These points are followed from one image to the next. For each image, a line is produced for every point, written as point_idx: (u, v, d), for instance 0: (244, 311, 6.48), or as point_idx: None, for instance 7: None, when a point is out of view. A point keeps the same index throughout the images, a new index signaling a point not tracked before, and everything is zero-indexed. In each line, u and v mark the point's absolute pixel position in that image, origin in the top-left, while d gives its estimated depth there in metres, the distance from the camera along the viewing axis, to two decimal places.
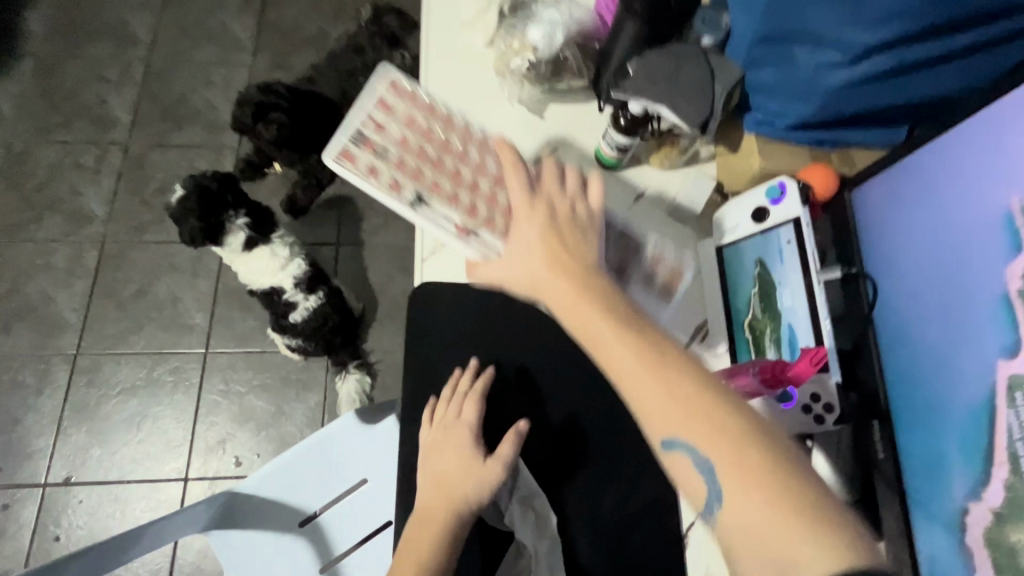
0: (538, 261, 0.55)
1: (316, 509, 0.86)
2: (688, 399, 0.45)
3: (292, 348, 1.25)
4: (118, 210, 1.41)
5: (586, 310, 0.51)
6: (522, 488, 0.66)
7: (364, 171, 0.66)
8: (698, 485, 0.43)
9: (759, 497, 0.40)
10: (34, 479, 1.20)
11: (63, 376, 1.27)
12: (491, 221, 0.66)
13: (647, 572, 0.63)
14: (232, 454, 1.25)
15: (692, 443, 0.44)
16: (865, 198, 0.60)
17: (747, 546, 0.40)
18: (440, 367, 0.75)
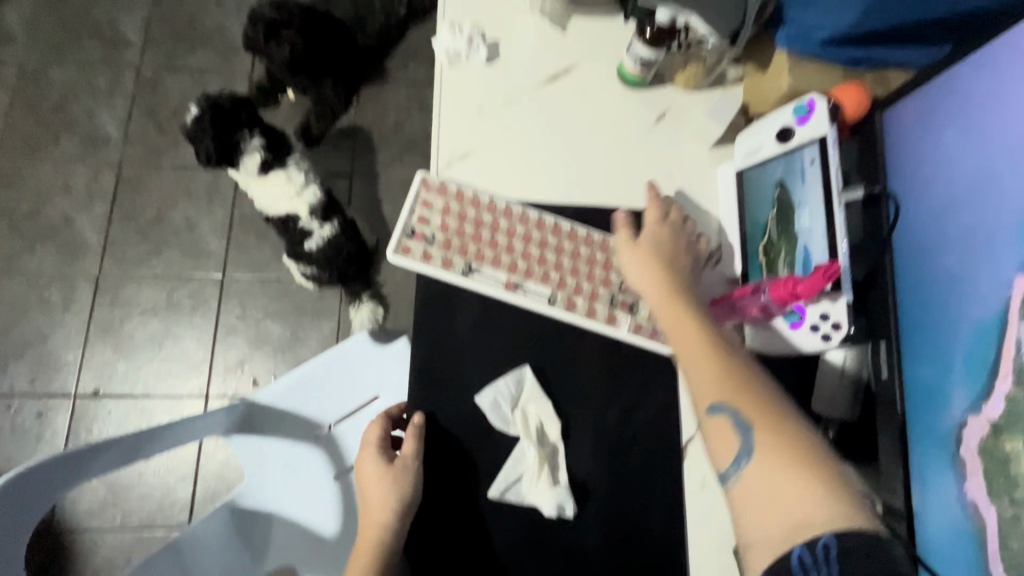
0: (643, 270, 0.64)
1: (331, 421, 0.89)
2: (744, 385, 0.54)
3: (307, 276, 1.26)
4: (134, 134, 1.40)
5: (680, 315, 0.60)
6: (528, 395, 0.65)
7: (417, 258, 0.65)
8: (732, 444, 0.51)
9: (785, 464, 0.48)
10: (65, 389, 1.27)
11: (87, 296, 1.31)
12: (535, 271, 0.67)
13: (647, 482, 0.64)
14: (250, 375, 1.30)
15: (737, 413, 0.52)
16: (892, 122, 0.59)
17: (763, 504, 0.47)
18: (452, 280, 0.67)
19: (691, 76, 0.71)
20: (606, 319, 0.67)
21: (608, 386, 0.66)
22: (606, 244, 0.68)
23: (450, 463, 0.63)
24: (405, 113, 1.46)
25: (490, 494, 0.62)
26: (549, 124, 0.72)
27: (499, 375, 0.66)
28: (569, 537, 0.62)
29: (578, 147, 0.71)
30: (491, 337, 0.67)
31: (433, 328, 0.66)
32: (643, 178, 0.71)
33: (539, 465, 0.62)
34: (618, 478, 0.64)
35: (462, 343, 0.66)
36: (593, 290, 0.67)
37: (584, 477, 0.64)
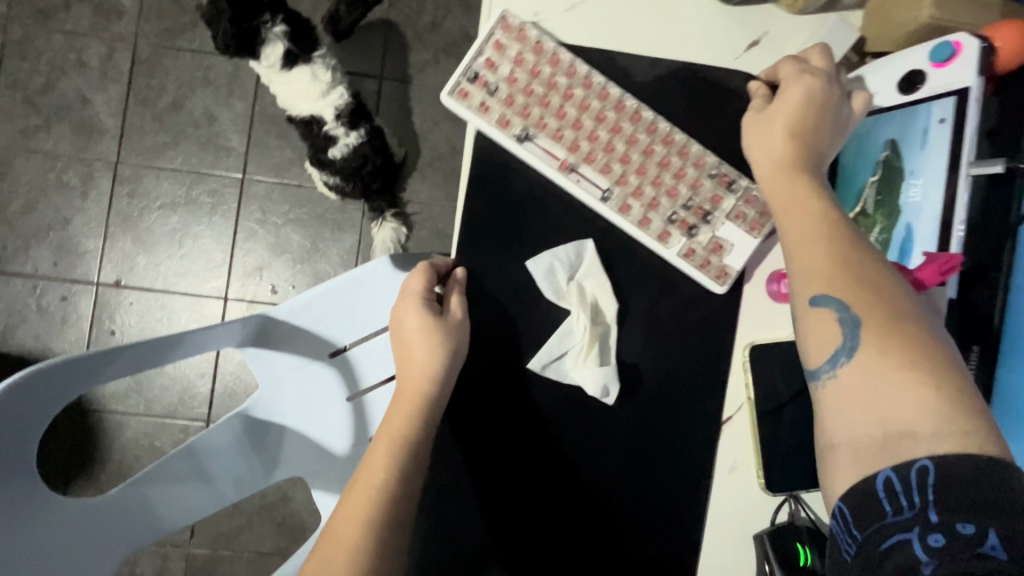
0: (768, 143, 0.55)
1: (346, 343, 0.86)
2: (865, 278, 0.47)
3: (329, 186, 1.18)
4: (149, 8, 1.28)
5: (800, 197, 0.52)
6: (587, 269, 0.59)
7: (473, 108, 0.58)
8: (834, 341, 0.46)
9: (893, 368, 0.43)
10: (87, 277, 1.27)
11: (106, 184, 1.27)
12: (597, 158, 0.59)
13: (672, 450, 0.60)
14: (269, 282, 1.28)
15: (846, 309, 0.46)
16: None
17: (858, 406, 0.44)
18: (488, 223, 0.60)
19: None
20: (658, 235, 0.59)
21: (648, 354, 0.60)
22: (686, 149, 0.59)
23: (487, 364, 0.60)
24: (444, 10, 1.30)
25: (531, 365, 0.59)
26: (619, 44, 0.61)
27: (557, 243, 0.60)
28: (597, 419, 0.60)
29: (652, 75, 0.61)
30: (522, 283, 0.60)
31: (485, 205, 0.60)
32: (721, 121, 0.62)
33: (589, 344, 0.59)
34: (645, 442, 0.60)
35: (495, 279, 0.60)
36: (654, 198, 0.59)
37: (634, 362, 0.60)
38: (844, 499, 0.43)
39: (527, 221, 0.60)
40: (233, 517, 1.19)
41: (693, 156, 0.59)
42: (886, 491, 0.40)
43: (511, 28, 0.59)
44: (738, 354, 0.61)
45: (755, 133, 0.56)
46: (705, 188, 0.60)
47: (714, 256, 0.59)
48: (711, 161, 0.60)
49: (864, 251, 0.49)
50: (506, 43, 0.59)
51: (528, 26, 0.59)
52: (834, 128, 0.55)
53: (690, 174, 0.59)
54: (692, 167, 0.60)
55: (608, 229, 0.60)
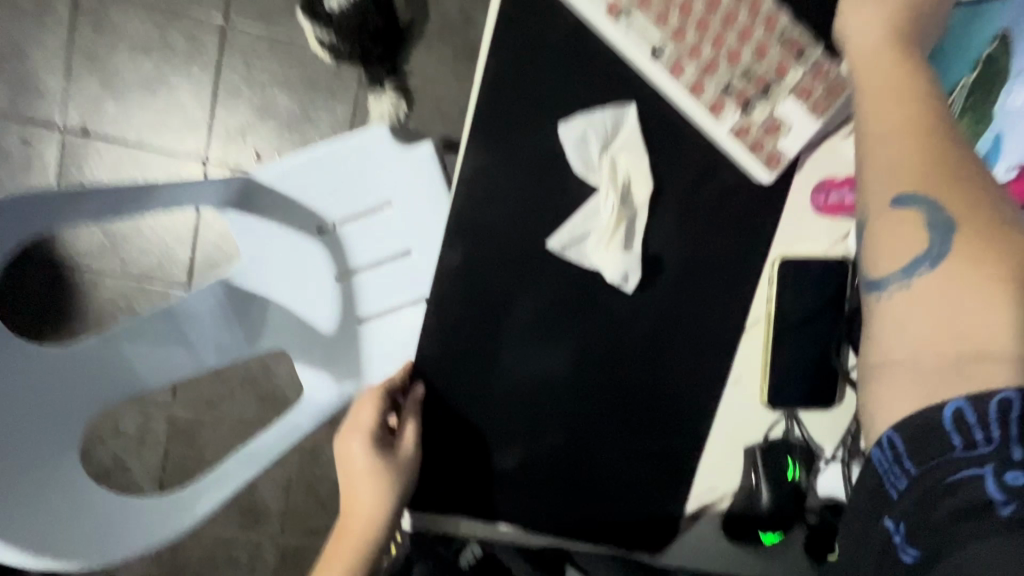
0: (871, 23, 0.47)
1: (337, 219, 0.82)
2: (961, 175, 0.40)
3: (321, 45, 1.06)
4: None
5: (897, 81, 0.44)
6: (623, 141, 0.53)
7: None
8: (913, 246, 0.40)
9: (985, 280, 0.37)
10: (49, 120, 1.14)
11: (66, 11, 1.11)
12: (654, 3, 0.50)
13: (682, 347, 0.58)
14: (253, 147, 1.17)
15: (937, 210, 0.40)
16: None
17: (932, 325, 0.38)
18: (515, 79, 0.51)
19: None
20: (710, 105, 0.52)
21: (674, 242, 0.56)
22: (756, 5, 0.51)
23: (504, 237, 0.54)
24: None
25: (549, 245, 0.54)
26: None
27: (593, 106, 0.53)
28: (618, 309, 0.57)
29: None
30: (546, 151, 0.53)
31: (518, 53, 0.51)
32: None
33: (615, 224, 0.53)
34: (654, 345, 0.58)
35: (516, 148, 0.53)
36: (713, 60, 0.51)
37: (659, 251, 0.56)
38: (897, 428, 0.38)
39: (560, 79, 0.52)
40: (215, 385, 1.20)
41: (763, 14, 0.51)
42: (952, 425, 0.36)
43: None
44: (767, 269, 0.57)
45: (852, 11, 0.48)
46: (771, 55, 0.51)
47: (768, 138, 0.53)
48: (784, 22, 0.51)
49: (963, 146, 0.41)
50: None
51: None
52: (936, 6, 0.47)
53: (757, 36, 0.51)
54: (761, 27, 0.51)
55: (651, 95, 0.53)
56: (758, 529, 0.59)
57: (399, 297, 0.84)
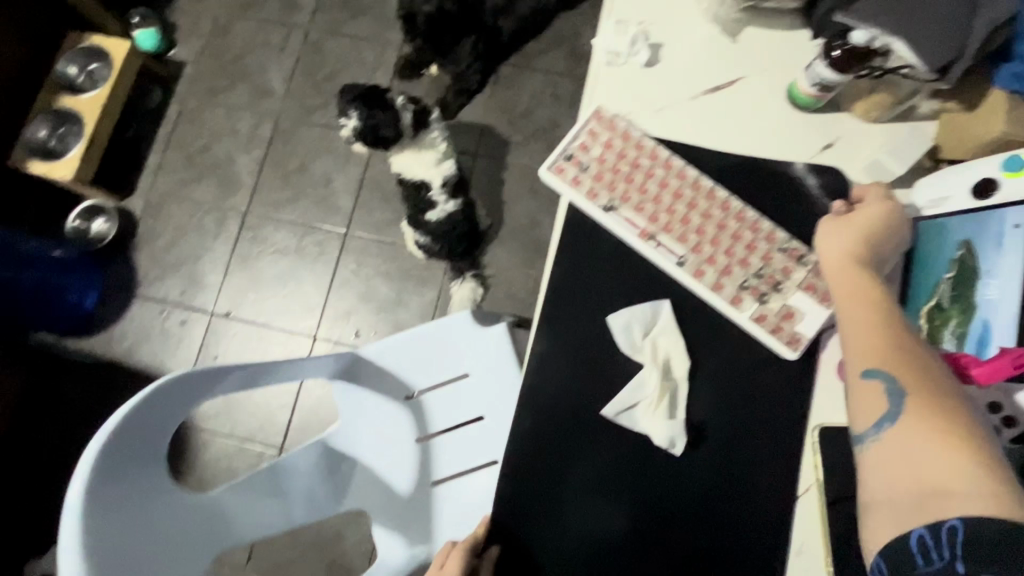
0: (837, 237, 0.56)
1: (421, 388, 0.94)
2: (909, 357, 0.50)
3: (419, 246, 1.35)
4: (294, 89, 1.54)
5: (860, 284, 0.54)
6: (663, 328, 0.57)
7: (565, 181, 0.59)
8: (878, 410, 0.49)
9: (932, 434, 0.45)
10: (204, 306, 1.44)
11: (234, 228, 1.48)
12: (675, 227, 0.58)
13: (736, 532, 0.54)
14: (354, 325, 1.40)
15: (893, 381, 0.49)
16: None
17: (900, 475, 0.46)
18: (570, 282, 0.59)
19: (875, 105, 0.59)
20: (730, 299, 0.57)
21: (718, 419, 0.56)
22: (758, 223, 0.58)
23: (552, 424, 0.56)
24: (537, 101, 1.47)
25: (604, 415, 0.56)
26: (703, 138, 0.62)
27: (632, 301, 0.58)
28: (659, 485, 0.55)
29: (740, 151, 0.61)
30: (585, 340, 0.58)
31: (573, 256, 0.59)
32: (801, 207, 0.60)
33: (660, 397, 0.55)
34: (701, 517, 0.54)
35: (565, 334, 0.58)
36: (728, 265, 0.58)
37: (702, 424, 0.56)
38: (882, 556, 0.45)
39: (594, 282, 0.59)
40: (287, 548, 1.24)
41: (765, 229, 0.58)
42: (917, 545, 0.42)
43: (601, 120, 0.61)
44: (808, 445, 0.55)
45: (827, 226, 0.57)
46: (777, 260, 0.58)
47: (786, 323, 0.57)
48: (782, 237, 0.58)
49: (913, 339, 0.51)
50: (602, 130, 0.61)
51: (618, 116, 0.62)
52: (903, 226, 0.55)
53: (762, 247, 0.58)
54: (763, 241, 0.58)
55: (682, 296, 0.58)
56: None
57: (469, 459, 0.92)
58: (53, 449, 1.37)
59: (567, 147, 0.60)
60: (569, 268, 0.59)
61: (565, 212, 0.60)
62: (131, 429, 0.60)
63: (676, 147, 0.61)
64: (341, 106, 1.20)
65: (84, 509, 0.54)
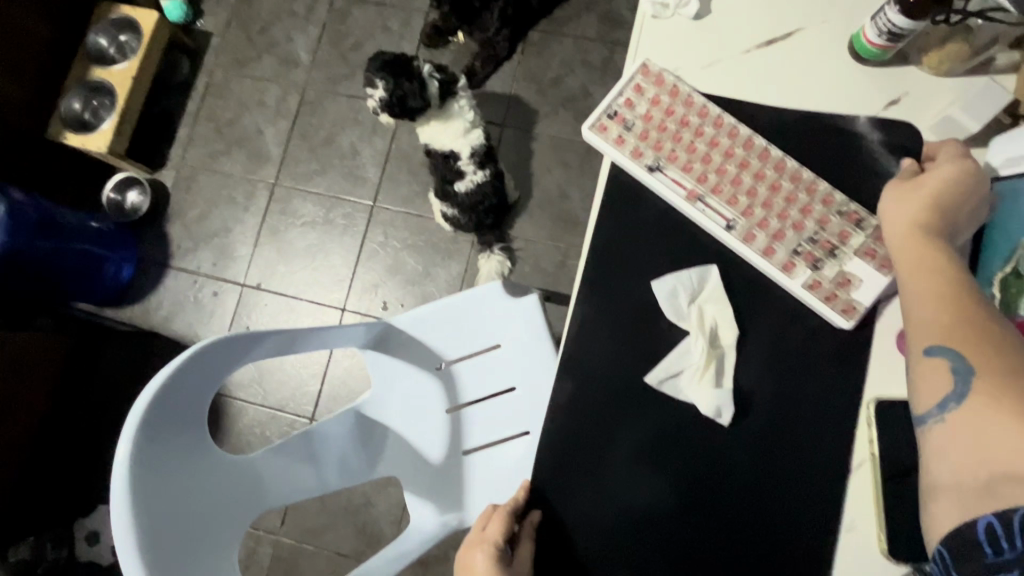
0: (900, 205, 0.52)
1: (452, 359, 0.94)
2: (984, 332, 0.45)
3: (447, 218, 1.34)
4: (321, 59, 1.52)
5: (925, 256, 0.49)
6: (710, 294, 0.55)
7: (609, 141, 0.57)
8: (940, 387, 0.45)
9: (1004, 415, 0.41)
10: (236, 278, 1.46)
11: (263, 201, 1.49)
12: (726, 188, 0.55)
13: (789, 503, 0.52)
14: (382, 298, 1.41)
15: (960, 357, 0.44)
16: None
17: (964, 457, 0.42)
18: (614, 244, 0.57)
19: (946, 58, 0.54)
20: (782, 264, 0.54)
21: (768, 387, 0.54)
22: (814, 185, 0.55)
23: (597, 389, 0.55)
24: (568, 68, 1.42)
25: (648, 380, 0.54)
26: (756, 94, 0.58)
27: (678, 266, 0.56)
28: (713, 452, 0.53)
29: (798, 107, 0.57)
30: (629, 303, 0.56)
31: (614, 219, 0.57)
32: (861, 166, 0.56)
33: (706, 363, 0.53)
34: (755, 487, 0.53)
35: (609, 297, 0.56)
36: (780, 229, 0.54)
37: (750, 391, 0.54)
38: (946, 543, 0.41)
39: (639, 242, 0.57)
40: (321, 514, 1.27)
41: (821, 192, 0.55)
42: (985, 535, 0.39)
43: (648, 76, 0.58)
44: (862, 416, 0.53)
45: (892, 194, 0.53)
46: (833, 224, 0.54)
47: (841, 290, 0.53)
48: (840, 198, 0.55)
49: (992, 315, 0.45)
50: (650, 85, 0.57)
51: (670, 72, 0.58)
52: (977, 199, 0.50)
53: (817, 210, 0.55)
54: (819, 203, 0.55)
55: (730, 259, 0.56)
56: None
57: (499, 430, 0.92)
58: (96, 416, 1.41)
59: (614, 103, 0.58)
60: (614, 228, 0.57)
61: (607, 172, 0.58)
62: (174, 390, 0.61)
63: (729, 107, 0.58)
64: (365, 75, 1.15)
65: (132, 462, 0.56)
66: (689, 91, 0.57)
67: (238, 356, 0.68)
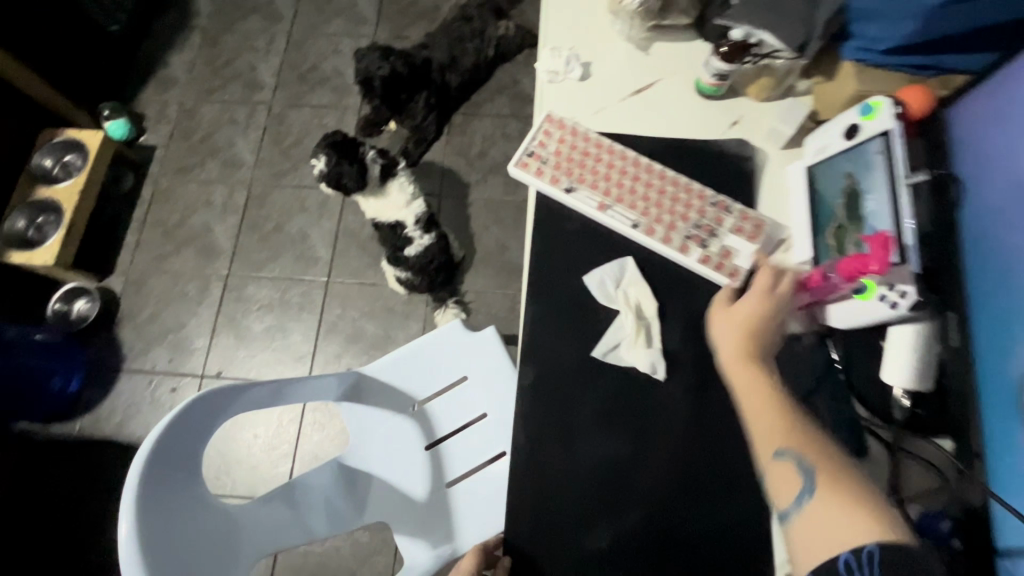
0: (727, 330, 0.62)
1: (424, 398, 1.01)
2: (807, 435, 0.53)
3: (400, 281, 1.44)
4: (263, 157, 1.65)
5: (754, 371, 0.58)
6: (630, 279, 0.68)
7: (531, 174, 0.72)
8: (791, 487, 0.51)
9: (842, 506, 0.48)
10: (194, 371, 1.46)
11: (217, 292, 1.53)
12: (626, 197, 0.70)
13: (725, 436, 0.63)
14: (346, 367, 1.45)
15: (801, 459, 0.52)
16: (1007, 90, 0.53)
17: (823, 548, 0.47)
18: (547, 251, 0.70)
19: (762, 87, 0.74)
20: (678, 247, 0.69)
21: (688, 345, 0.66)
22: (690, 186, 0.71)
23: (554, 371, 0.65)
24: (490, 140, 1.63)
25: (595, 354, 0.65)
26: (634, 129, 0.76)
27: (603, 261, 0.69)
28: (659, 407, 0.64)
29: (666, 135, 0.75)
30: (567, 295, 0.68)
31: (544, 234, 0.71)
32: (722, 168, 0.73)
33: (637, 332, 0.65)
34: (694, 433, 0.63)
35: (552, 293, 0.68)
36: (672, 221, 0.69)
37: (675, 350, 0.66)
38: None
39: (566, 249, 0.70)
40: None
41: (696, 191, 0.71)
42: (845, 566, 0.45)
43: (553, 123, 0.74)
44: None
45: (718, 319, 0.63)
46: (709, 213, 0.70)
47: (725, 260, 0.68)
48: (711, 193, 0.71)
49: (807, 421, 0.55)
50: (555, 128, 0.74)
51: (570, 119, 0.75)
52: (781, 316, 0.62)
53: (696, 204, 0.70)
54: (696, 199, 0.70)
55: (639, 251, 0.70)
56: None
57: (476, 457, 0.98)
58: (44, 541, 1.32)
59: (530, 145, 0.73)
60: (545, 240, 0.70)
61: (534, 199, 0.72)
62: (171, 440, 0.65)
63: (617, 139, 0.74)
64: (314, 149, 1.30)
65: (139, 498, 0.60)
66: (585, 131, 0.74)
67: (227, 405, 0.73)
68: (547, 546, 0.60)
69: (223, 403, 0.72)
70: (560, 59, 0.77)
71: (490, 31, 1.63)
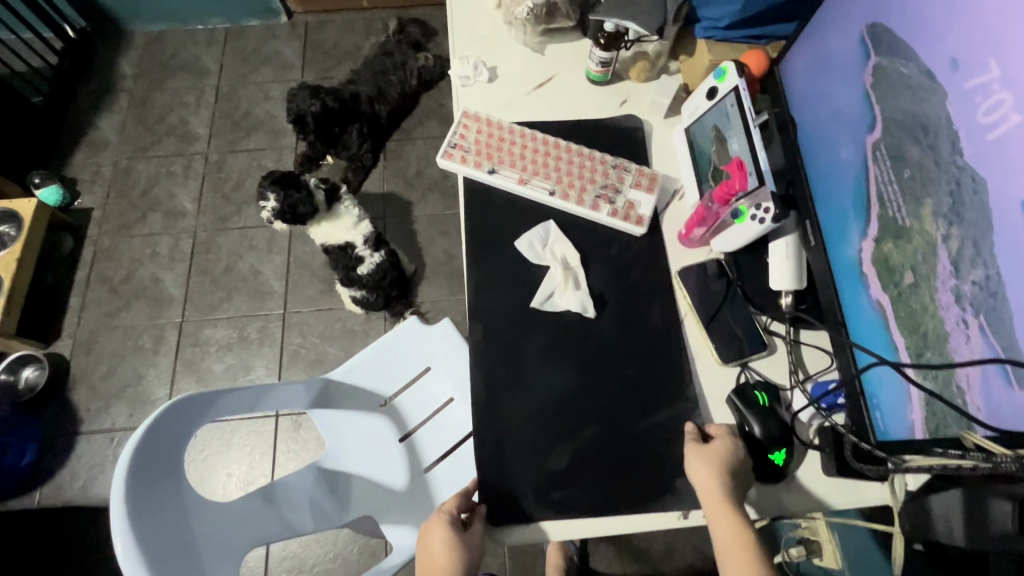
0: (702, 474, 0.63)
1: (391, 393, 1.07)
2: None
3: (356, 300, 1.50)
4: (205, 205, 1.68)
5: (734, 529, 0.59)
6: (554, 237, 0.78)
7: (456, 163, 0.82)
8: None
9: None
10: None
11: (173, 339, 1.53)
12: (541, 171, 0.82)
13: (655, 358, 0.73)
14: None
15: None
16: (815, 42, 0.67)
17: None
18: (480, 225, 0.79)
19: (642, 69, 0.87)
20: (591, 206, 0.80)
21: (612, 285, 0.76)
22: (593, 155, 0.83)
23: (499, 324, 0.74)
24: (425, 161, 1.74)
25: (535, 304, 0.75)
26: (540, 116, 0.88)
27: (529, 228, 0.79)
28: (593, 339, 0.73)
29: (568, 118, 0.87)
30: (502, 259, 0.77)
31: (476, 212, 0.80)
32: (618, 138, 0.86)
33: (566, 279, 0.75)
34: (626, 360, 0.72)
35: (488, 259, 0.77)
36: (583, 185, 0.81)
37: (602, 291, 0.76)
38: None
39: (496, 223, 0.80)
40: None
41: (598, 158, 0.83)
42: None
43: (470, 118, 0.85)
44: (676, 285, 0.77)
45: (694, 467, 0.64)
46: (612, 174, 0.82)
47: (631, 209, 0.80)
48: (611, 158, 0.83)
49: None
50: (472, 122, 0.85)
51: (484, 114, 0.86)
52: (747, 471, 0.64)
53: (599, 169, 0.82)
54: (600, 165, 0.82)
55: (560, 214, 0.81)
56: (767, 452, 0.66)
57: (449, 440, 1.04)
58: None
59: (451, 139, 0.83)
60: (476, 217, 0.80)
61: (463, 185, 0.82)
62: (150, 448, 0.69)
63: (526, 126, 0.86)
64: (258, 191, 1.34)
65: (128, 494, 0.64)
66: (498, 123, 0.85)
67: (202, 411, 0.77)
68: (513, 477, 0.67)
69: (202, 409, 0.77)
70: (470, 66, 0.90)
71: (410, 63, 1.75)
